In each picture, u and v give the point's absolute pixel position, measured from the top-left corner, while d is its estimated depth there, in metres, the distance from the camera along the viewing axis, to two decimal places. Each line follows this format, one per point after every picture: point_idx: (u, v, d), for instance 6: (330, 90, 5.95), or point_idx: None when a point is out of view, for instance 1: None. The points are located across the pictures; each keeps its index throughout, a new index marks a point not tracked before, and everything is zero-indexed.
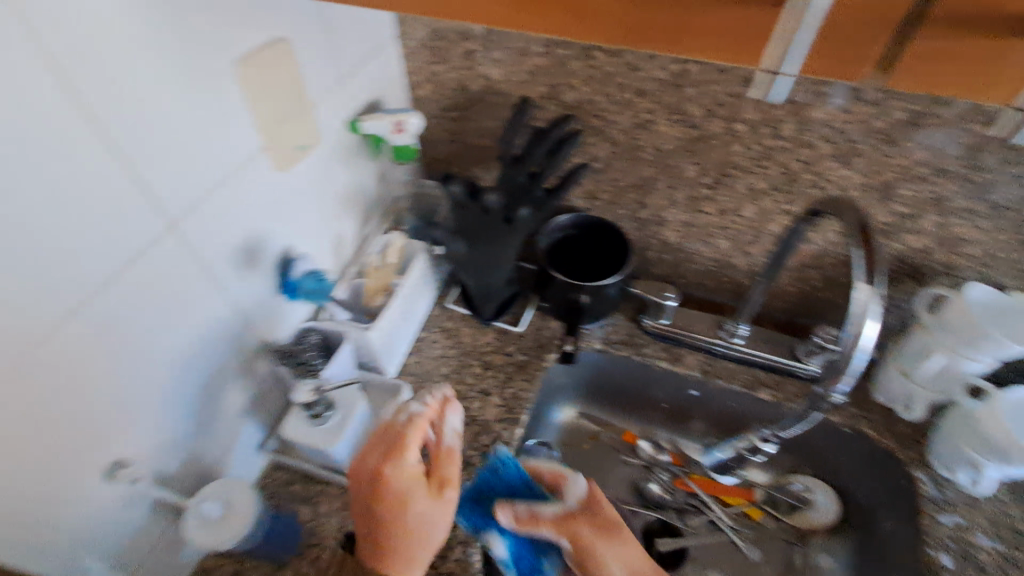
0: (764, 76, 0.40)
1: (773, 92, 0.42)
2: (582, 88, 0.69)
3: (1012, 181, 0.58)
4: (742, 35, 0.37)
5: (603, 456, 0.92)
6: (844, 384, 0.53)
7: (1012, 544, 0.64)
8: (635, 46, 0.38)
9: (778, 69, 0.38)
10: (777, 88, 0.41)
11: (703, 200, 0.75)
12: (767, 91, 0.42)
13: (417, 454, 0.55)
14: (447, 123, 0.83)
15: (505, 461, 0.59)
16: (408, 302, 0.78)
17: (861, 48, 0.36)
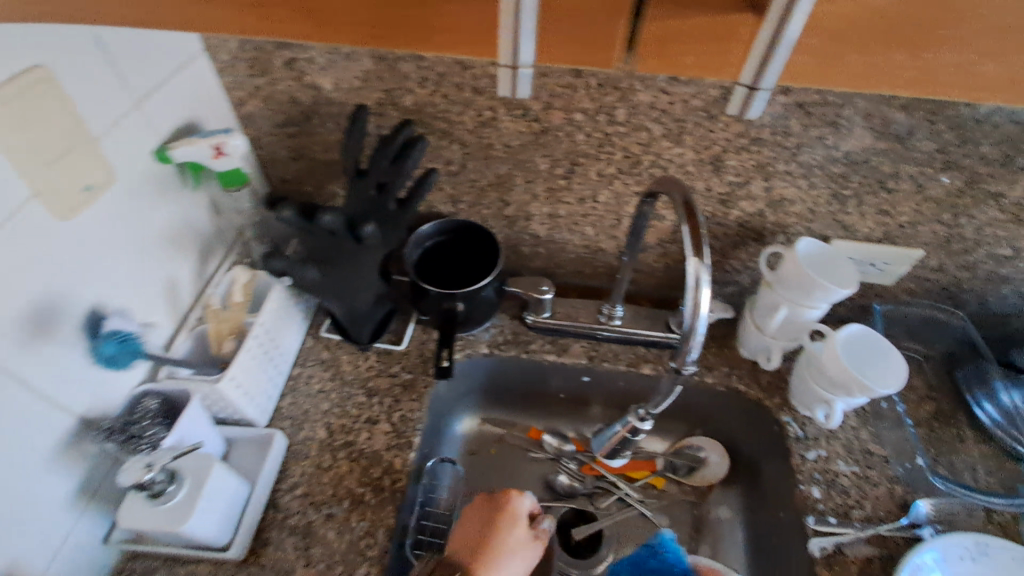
0: (506, 72, 0.37)
1: (518, 88, 0.37)
2: (419, 91, 0.66)
3: (815, 143, 0.64)
4: (474, 25, 0.37)
5: (510, 459, 0.90)
6: (692, 353, 0.51)
7: (866, 465, 0.71)
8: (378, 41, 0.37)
9: (519, 60, 0.36)
10: (521, 82, 0.37)
11: (561, 190, 0.76)
12: (514, 88, 0.38)
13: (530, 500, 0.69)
14: (287, 140, 0.76)
15: (666, 544, 0.63)
16: (269, 341, 0.72)
17: (592, 29, 0.35)
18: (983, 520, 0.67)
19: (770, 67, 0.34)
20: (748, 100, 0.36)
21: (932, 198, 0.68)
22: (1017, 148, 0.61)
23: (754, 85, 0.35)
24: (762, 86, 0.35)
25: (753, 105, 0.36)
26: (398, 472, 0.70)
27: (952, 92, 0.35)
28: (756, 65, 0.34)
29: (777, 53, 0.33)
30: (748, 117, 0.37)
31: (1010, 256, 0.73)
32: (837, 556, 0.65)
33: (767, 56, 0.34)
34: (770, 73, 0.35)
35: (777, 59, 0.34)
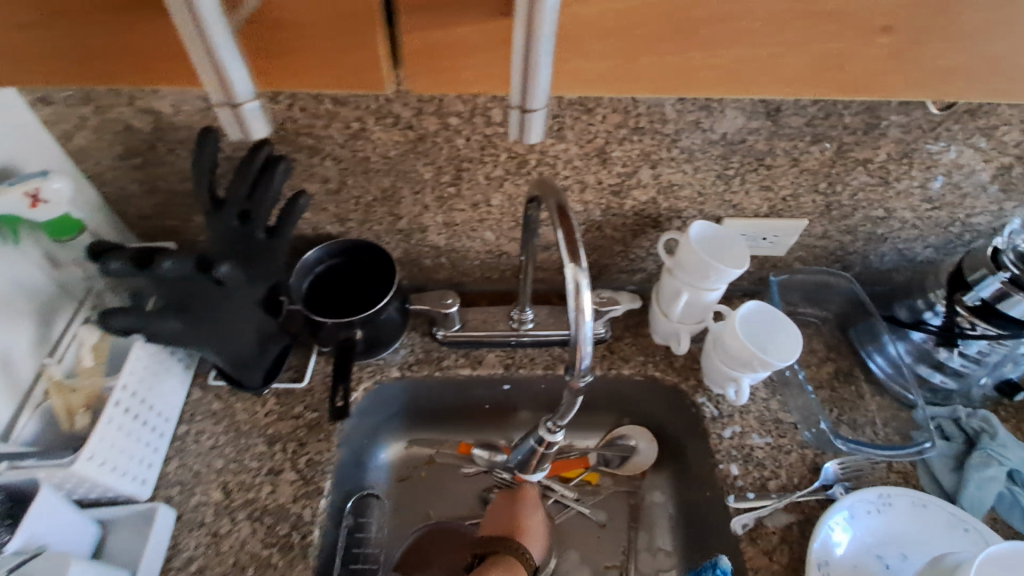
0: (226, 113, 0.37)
1: (252, 126, 0.38)
2: (274, 106, 0.59)
3: (693, 127, 0.64)
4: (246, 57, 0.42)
5: (443, 483, 0.86)
6: (585, 362, 0.48)
7: (778, 435, 0.73)
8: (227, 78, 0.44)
9: (233, 98, 0.36)
10: (252, 118, 0.37)
11: (451, 198, 0.72)
12: (243, 129, 0.38)
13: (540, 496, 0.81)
14: (134, 173, 0.67)
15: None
16: (139, 403, 0.64)
17: (348, 51, 0.42)
18: (885, 471, 0.71)
19: (535, 91, 0.37)
20: (527, 123, 0.38)
21: (807, 170, 0.70)
22: (874, 116, 0.64)
23: (526, 107, 0.38)
24: (537, 107, 0.37)
25: (534, 129, 0.39)
26: (308, 524, 0.64)
27: (769, 85, 0.45)
28: (521, 90, 0.37)
29: (530, 77, 0.36)
30: (531, 142, 0.39)
31: (884, 216, 0.77)
32: (758, 530, 0.66)
33: (526, 83, 0.36)
34: (538, 95, 0.37)
35: (536, 84, 0.36)
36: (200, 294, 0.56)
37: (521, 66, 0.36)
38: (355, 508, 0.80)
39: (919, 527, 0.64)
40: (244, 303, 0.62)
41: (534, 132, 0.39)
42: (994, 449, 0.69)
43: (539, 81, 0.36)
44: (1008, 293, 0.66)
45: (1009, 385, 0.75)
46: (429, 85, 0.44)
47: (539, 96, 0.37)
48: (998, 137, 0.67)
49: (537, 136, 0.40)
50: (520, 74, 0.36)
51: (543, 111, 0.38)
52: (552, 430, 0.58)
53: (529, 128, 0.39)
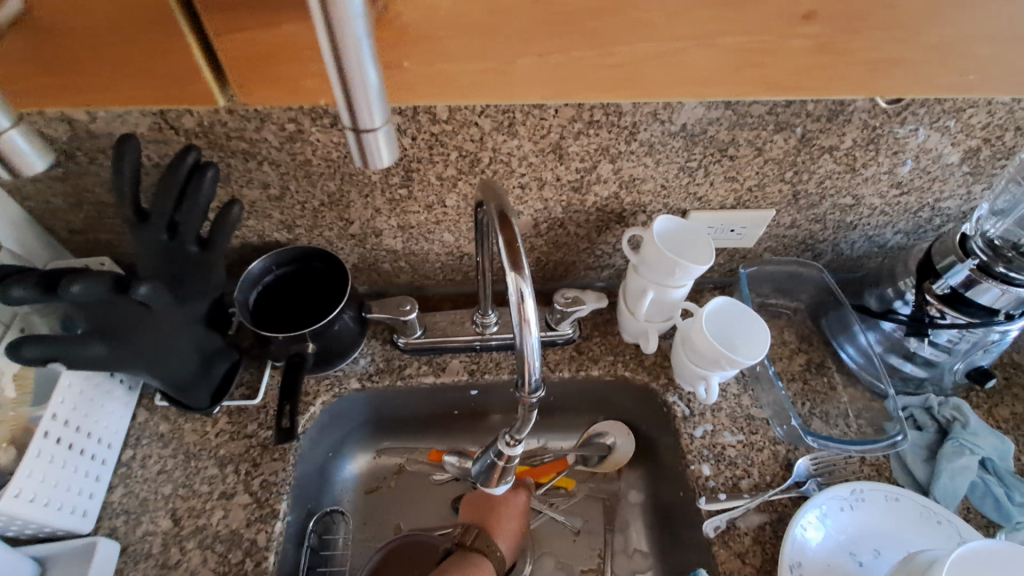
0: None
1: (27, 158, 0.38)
2: (200, 109, 0.55)
3: (651, 119, 0.61)
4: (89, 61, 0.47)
5: (415, 496, 0.82)
6: (533, 372, 0.48)
7: (750, 432, 0.72)
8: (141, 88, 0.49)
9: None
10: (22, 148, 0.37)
11: (404, 200, 0.68)
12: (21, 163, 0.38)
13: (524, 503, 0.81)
14: (58, 185, 0.62)
15: None
16: (74, 432, 0.59)
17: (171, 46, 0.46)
18: (859, 465, 0.70)
19: (366, 110, 0.34)
20: (368, 147, 0.36)
21: (772, 160, 0.67)
22: (837, 102, 0.61)
23: (360, 128, 0.35)
24: (374, 126, 0.35)
25: (379, 151, 0.36)
26: (262, 550, 0.61)
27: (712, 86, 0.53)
28: (348, 110, 0.34)
29: (355, 94, 0.32)
30: (379, 167, 0.37)
31: (853, 204, 0.75)
32: (730, 532, 0.64)
33: (351, 101, 0.33)
34: (372, 112, 0.34)
35: (365, 101, 0.33)
36: (125, 316, 0.52)
37: (339, 79, 0.32)
38: (319, 526, 0.76)
39: (891, 521, 0.63)
40: (180, 321, 0.58)
41: (381, 159, 0.37)
42: (965, 438, 0.68)
43: (367, 96, 0.33)
44: (976, 281, 0.64)
45: (980, 371, 0.73)
46: (271, 100, 0.51)
47: (374, 115, 0.34)
48: (964, 120, 0.65)
49: (386, 159, 0.37)
50: (343, 92, 0.33)
51: (383, 129, 0.35)
52: (510, 443, 0.56)
53: (371, 152, 0.36)
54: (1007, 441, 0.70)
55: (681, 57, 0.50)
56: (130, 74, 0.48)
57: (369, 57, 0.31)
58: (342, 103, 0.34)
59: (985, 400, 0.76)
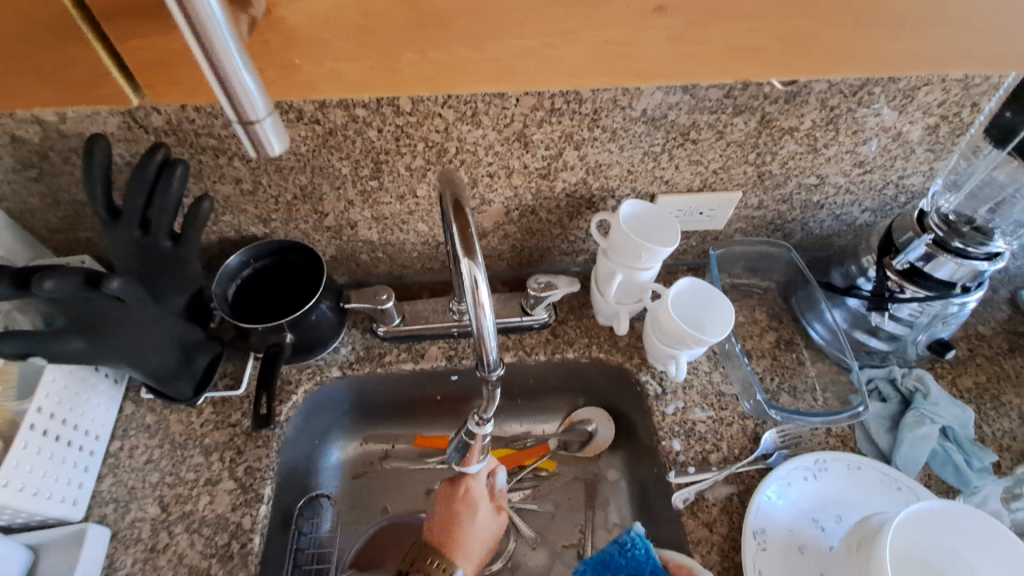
0: None
1: None
2: (166, 107, 0.57)
3: (612, 106, 0.62)
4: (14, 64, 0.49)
5: (403, 482, 0.84)
6: (491, 353, 0.51)
7: (720, 408, 0.74)
8: (70, 89, 0.52)
9: None
10: None
11: (375, 190, 0.69)
12: None
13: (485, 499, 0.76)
14: (33, 185, 0.64)
15: (635, 540, 0.63)
16: (59, 424, 0.61)
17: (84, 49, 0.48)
18: (824, 436, 0.72)
19: (247, 102, 0.37)
20: (257, 137, 0.40)
21: (734, 142, 0.69)
22: (794, 83, 0.63)
23: (245, 120, 0.39)
24: (258, 117, 0.39)
25: (270, 140, 0.40)
26: (247, 533, 0.63)
27: (589, 78, 0.56)
28: (230, 105, 0.37)
29: (233, 89, 0.36)
30: (274, 154, 0.41)
31: (818, 183, 0.77)
32: (698, 503, 0.67)
33: (231, 96, 0.37)
34: (253, 104, 0.38)
35: (243, 95, 0.37)
36: (100, 311, 0.53)
37: (215, 78, 0.36)
38: (307, 511, 0.79)
39: (852, 487, 0.66)
40: (157, 314, 0.60)
41: (272, 148, 0.41)
42: (926, 408, 0.70)
43: (243, 89, 0.37)
44: (934, 255, 0.66)
45: (940, 344, 0.75)
46: (182, 100, 0.54)
47: (256, 107, 0.38)
48: (921, 98, 0.66)
49: (279, 146, 0.41)
50: (221, 86, 0.36)
51: (267, 120, 0.39)
52: (480, 423, 0.58)
53: (263, 140, 0.40)
54: (968, 409, 0.72)
55: (543, 51, 0.53)
56: (51, 77, 0.51)
57: (239, 57, 0.36)
58: (223, 100, 0.37)
59: (949, 371, 0.78)
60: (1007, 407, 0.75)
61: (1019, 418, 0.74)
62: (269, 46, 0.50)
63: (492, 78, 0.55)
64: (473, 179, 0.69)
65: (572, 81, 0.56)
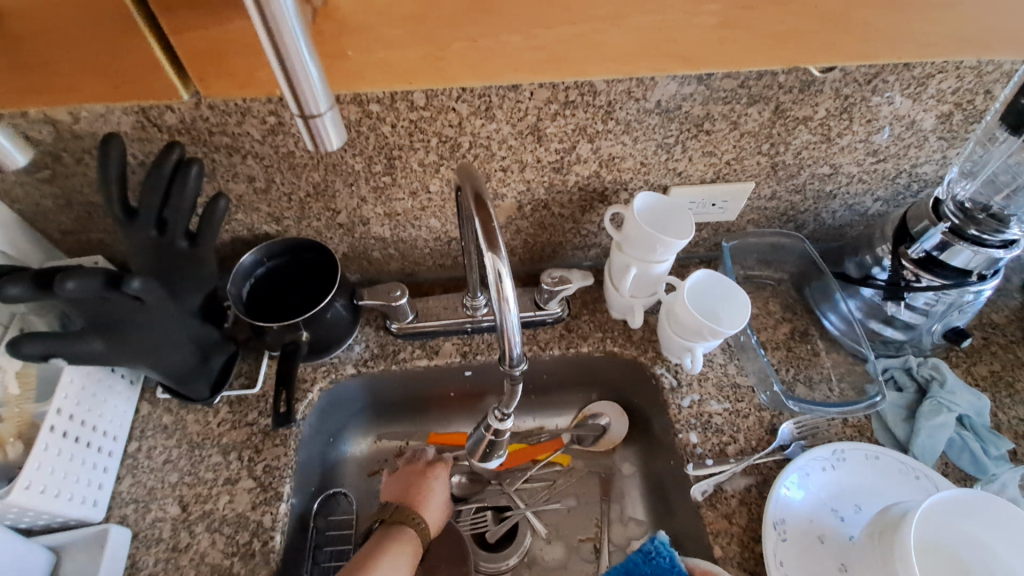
0: None
1: None
2: (180, 106, 0.57)
3: (626, 97, 0.62)
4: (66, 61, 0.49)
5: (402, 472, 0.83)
6: (513, 348, 0.51)
7: (736, 400, 0.74)
8: (123, 86, 0.52)
9: None
10: None
11: (388, 187, 0.69)
12: None
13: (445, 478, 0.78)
14: (45, 187, 0.64)
15: (659, 547, 0.62)
16: (78, 426, 0.61)
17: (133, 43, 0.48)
18: (841, 426, 0.72)
19: (311, 97, 0.38)
20: (317, 130, 0.40)
21: (748, 133, 0.69)
22: (808, 73, 0.62)
23: (306, 114, 0.39)
24: (320, 110, 0.39)
25: (329, 134, 0.40)
26: (268, 531, 0.63)
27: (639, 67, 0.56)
28: (295, 99, 0.38)
29: (298, 84, 0.36)
30: (332, 148, 0.41)
31: (831, 173, 0.76)
32: (717, 495, 0.67)
33: (295, 91, 0.37)
34: (316, 98, 0.38)
35: (308, 89, 0.37)
36: (118, 312, 0.53)
37: (283, 74, 0.36)
38: (324, 508, 0.78)
39: (872, 477, 0.66)
40: (174, 314, 0.59)
41: (330, 142, 0.41)
42: (943, 397, 0.70)
43: (309, 84, 0.37)
44: (949, 243, 0.66)
45: (955, 332, 0.75)
46: (230, 91, 0.53)
47: (318, 99, 0.38)
48: (936, 86, 0.66)
49: (336, 140, 0.41)
50: (287, 81, 0.36)
51: (328, 113, 0.39)
52: (501, 418, 0.58)
53: (322, 135, 0.40)
54: (983, 397, 0.72)
55: (591, 37, 0.53)
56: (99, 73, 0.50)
57: (306, 51, 0.36)
58: (287, 94, 0.38)
59: (964, 359, 0.78)
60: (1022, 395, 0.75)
61: None
62: (323, 36, 0.50)
63: (540, 66, 0.55)
64: (486, 174, 0.69)
65: (629, 68, 0.56)
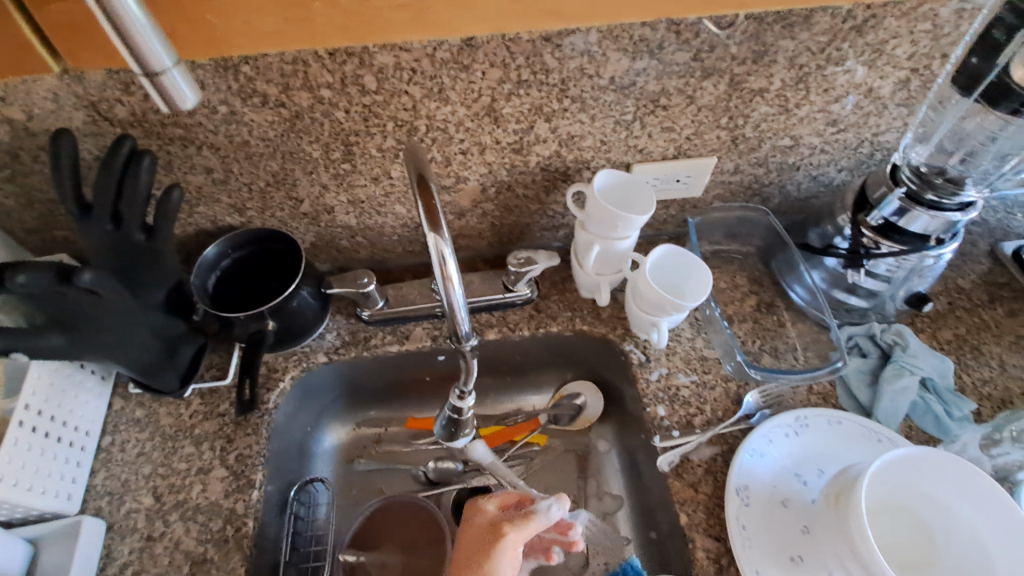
0: None
1: None
2: (130, 99, 0.57)
3: (579, 75, 0.62)
4: None
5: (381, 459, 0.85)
6: (464, 325, 0.52)
7: (703, 372, 0.75)
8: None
9: None
10: None
11: (349, 173, 0.69)
12: None
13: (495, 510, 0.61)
14: (4, 185, 0.64)
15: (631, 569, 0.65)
16: (48, 421, 0.62)
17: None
18: (806, 393, 0.73)
19: (151, 58, 0.46)
20: (165, 88, 0.48)
21: (705, 107, 0.69)
22: (761, 43, 0.63)
23: (151, 73, 0.47)
24: (163, 69, 0.47)
25: (180, 94, 0.49)
26: (241, 517, 0.64)
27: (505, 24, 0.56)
28: (137, 61, 0.46)
29: (137, 47, 0.45)
30: (185, 106, 0.50)
31: (792, 144, 0.77)
32: (683, 465, 0.68)
33: (136, 53, 0.45)
34: (158, 57, 0.46)
35: (146, 50, 0.45)
36: (76, 306, 0.54)
37: (120, 38, 0.44)
38: (301, 496, 0.78)
39: (834, 442, 0.67)
40: (136, 307, 0.60)
41: (183, 99, 0.49)
42: (906, 360, 0.72)
43: (148, 48, 0.45)
44: (907, 209, 0.66)
45: (917, 298, 0.77)
46: (97, 62, 0.53)
47: (160, 60, 0.46)
48: (889, 52, 0.66)
49: (189, 98, 0.50)
50: (124, 42, 0.44)
51: (172, 71, 0.47)
52: (461, 396, 0.59)
53: (171, 92, 0.48)
54: (946, 360, 0.73)
55: None
56: None
57: (141, 22, 0.44)
58: (127, 55, 0.45)
59: (928, 324, 0.79)
60: (986, 356, 0.77)
61: (998, 366, 0.76)
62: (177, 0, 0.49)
63: (408, 26, 0.55)
64: (445, 158, 0.69)
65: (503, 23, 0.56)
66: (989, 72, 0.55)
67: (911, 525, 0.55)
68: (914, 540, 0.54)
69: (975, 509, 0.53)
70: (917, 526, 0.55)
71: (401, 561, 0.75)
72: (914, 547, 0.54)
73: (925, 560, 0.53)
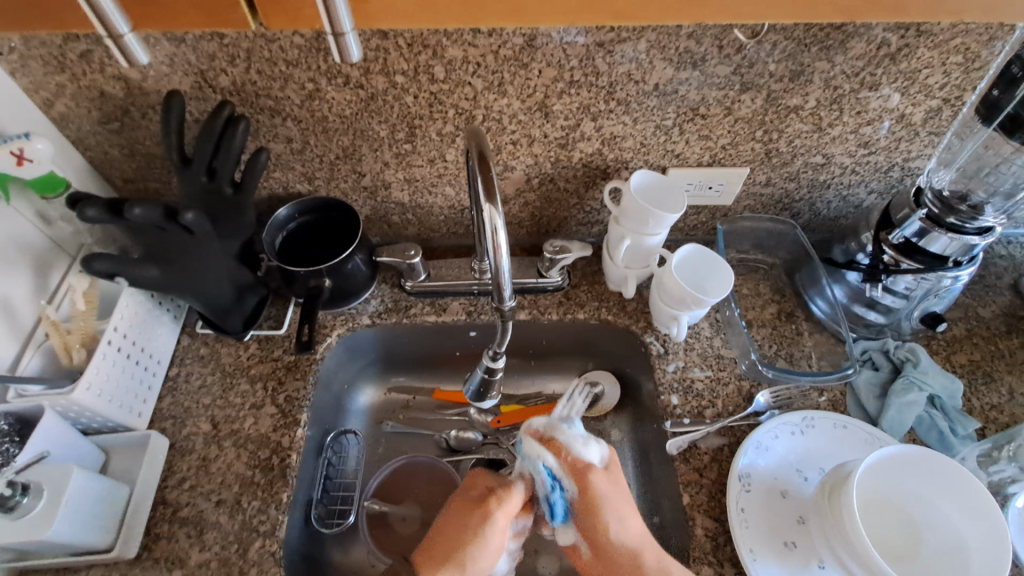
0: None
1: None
2: (233, 69, 0.65)
3: (626, 79, 0.68)
4: None
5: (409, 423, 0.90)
6: (505, 289, 0.59)
7: (718, 368, 0.79)
8: (205, 19, 0.58)
9: None
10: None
11: (408, 154, 0.77)
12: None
13: (490, 481, 0.63)
14: (114, 137, 0.73)
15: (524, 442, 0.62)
16: (131, 345, 0.71)
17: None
18: (816, 399, 0.76)
19: (339, 18, 0.50)
20: (343, 44, 0.53)
21: (742, 119, 0.74)
22: (798, 63, 0.67)
23: (338, 32, 0.52)
24: (345, 30, 0.51)
25: (351, 49, 0.53)
26: (286, 450, 0.71)
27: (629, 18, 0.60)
28: (330, 19, 0.50)
29: (331, 7, 0.49)
30: (353, 60, 0.54)
31: (823, 162, 0.81)
32: (691, 450, 0.72)
33: (329, 13, 0.50)
34: (343, 20, 0.51)
35: (337, 12, 0.50)
36: (171, 243, 0.62)
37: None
38: (334, 444, 0.85)
39: (838, 446, 0.71)
40: (218, 251, 0.68)
41: (352, 54, 0.54)
42: (915, 376, 0.74)
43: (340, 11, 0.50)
44: (928, 230, 0.70)
45: (931, 317, 0.79)
46: (288, 27, 0.59)
47: (344, 22, 0.51)
48: (923, 81, 0.70)
49: (356, 55, 0.55)
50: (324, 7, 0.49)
51: (351, 34, 0.52)
52: (494, 357, 0.66)
53: (347, 50, 0.53)
54: (957, 381, 0.75)
55: None
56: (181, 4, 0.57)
57: None
58: (323, 13, 0.50)
59: (943, 347, 0.82)
60: (997, 383, 0.79)
61: (1009, 393, 0.78)
62: None
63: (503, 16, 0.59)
64: (497, 146, 0.76)
65: (571, 18, 0.60)
66: (1008, 103, 0.62)
67: (889, 517, 0.61)
68: (901, 531, 0.60)
69: (950, 500, 0.59)
70: (897, 518, 0.61)
71: (420, 516, 0.82)
72: (896, 536, 0.60)
73: (908, 551, 0.59)
